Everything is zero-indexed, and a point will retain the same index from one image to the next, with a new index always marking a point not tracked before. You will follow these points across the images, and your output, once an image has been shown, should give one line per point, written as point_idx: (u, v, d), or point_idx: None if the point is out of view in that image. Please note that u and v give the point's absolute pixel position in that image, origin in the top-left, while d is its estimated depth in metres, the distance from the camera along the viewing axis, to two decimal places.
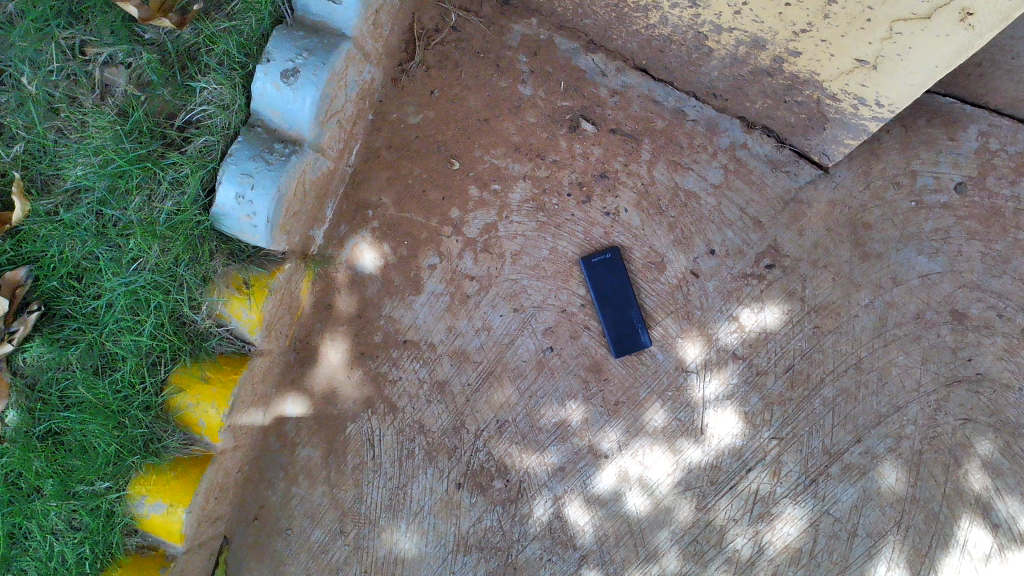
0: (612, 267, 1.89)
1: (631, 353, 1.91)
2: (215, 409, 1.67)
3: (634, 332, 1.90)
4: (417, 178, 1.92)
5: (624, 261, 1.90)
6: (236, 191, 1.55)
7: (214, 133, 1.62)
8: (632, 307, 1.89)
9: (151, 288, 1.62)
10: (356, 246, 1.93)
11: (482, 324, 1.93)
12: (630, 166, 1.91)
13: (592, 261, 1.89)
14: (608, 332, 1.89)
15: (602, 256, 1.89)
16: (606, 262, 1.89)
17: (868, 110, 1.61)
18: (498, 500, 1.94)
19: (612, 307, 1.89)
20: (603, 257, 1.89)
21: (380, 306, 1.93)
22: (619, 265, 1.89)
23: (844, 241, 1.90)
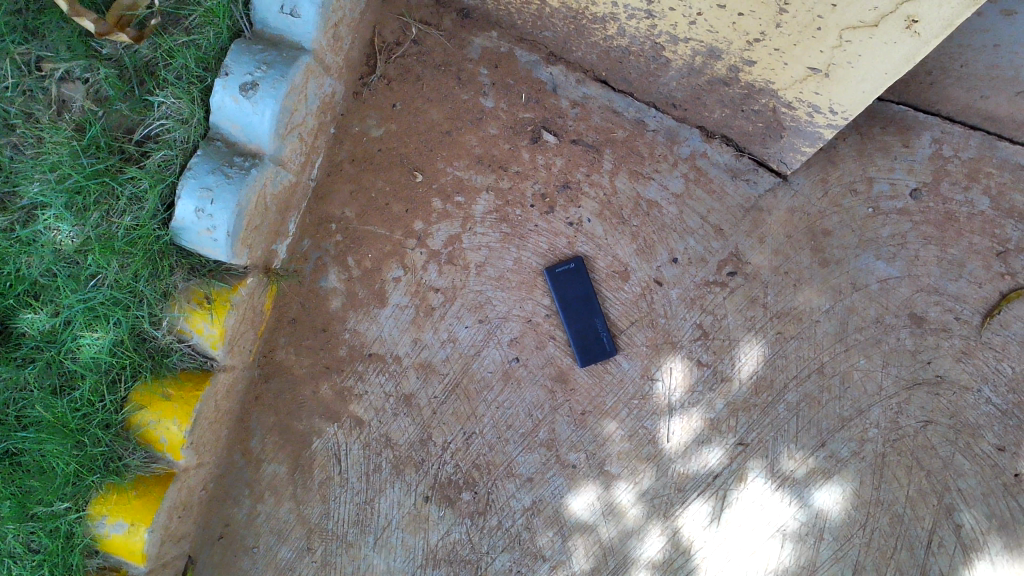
0: (576, 276, 1.90)
1: (597, 362, 1.92)
2: (177, 426, 1.65)
3: (599, 341, 1.91)
4: (380, 191, 1.92)
5: (588, 271, 1.91)
6: (195, 206, 1.54)
7: (173, 148, 1.60)
8: (597, 316, 1.90)
9: (109, 304, 1.60)
10: (320, 259, 1.92)
11: (448, 336, 1.93)
12: (592, 177, 1.92)
13: (556, 271, 1.90)
14: (574, 341, 1.90)
15: (565, 265, 1.90)
16: (570, 272, 1.90)
17: (822, 117, 1.64)
18: (466, 512, 1.93)
19: (577, 316, 1.90)
20: (566, 267, 1.90)
21: (345, 320, 1.93)
22: (583, 274, 1.90)
23: (804, 247, 1.93)
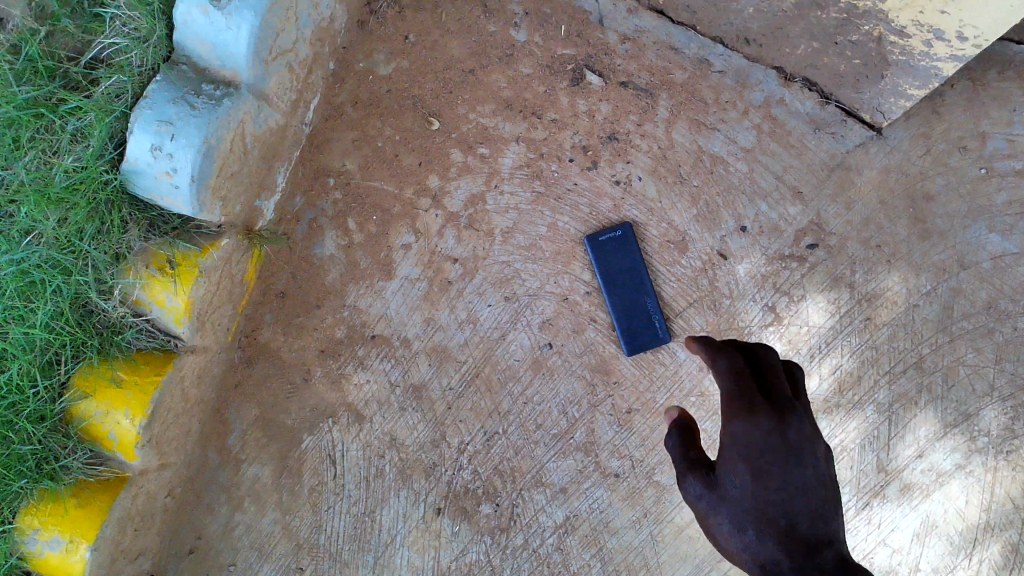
0: (623, 246, 1.57)
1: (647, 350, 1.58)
2: (129, 419, 1.34)
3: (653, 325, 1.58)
4: (388, 140, 1.59)
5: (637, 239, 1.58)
6: (152, 142, 1.21)
7: (126, 74, 1.27)
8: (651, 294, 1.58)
9: (47, 268, 1.28)
10: (315, 221, 1.59)
11: (467, 316, 1.60)
12: (644, 127, 1.58)
13: (598, 238, 1.57)
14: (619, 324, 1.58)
15: (610, 232, 1.57)
16: (615, 239, 1.57)
17: (944, 45, 1.30)
18: (486, 528, 1.61)
19: (625, 294, 1.57)
20: (611, 234, 1.57)
21: (344, 295, 1.60)
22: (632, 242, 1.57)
23: (901, 216, 1.58)
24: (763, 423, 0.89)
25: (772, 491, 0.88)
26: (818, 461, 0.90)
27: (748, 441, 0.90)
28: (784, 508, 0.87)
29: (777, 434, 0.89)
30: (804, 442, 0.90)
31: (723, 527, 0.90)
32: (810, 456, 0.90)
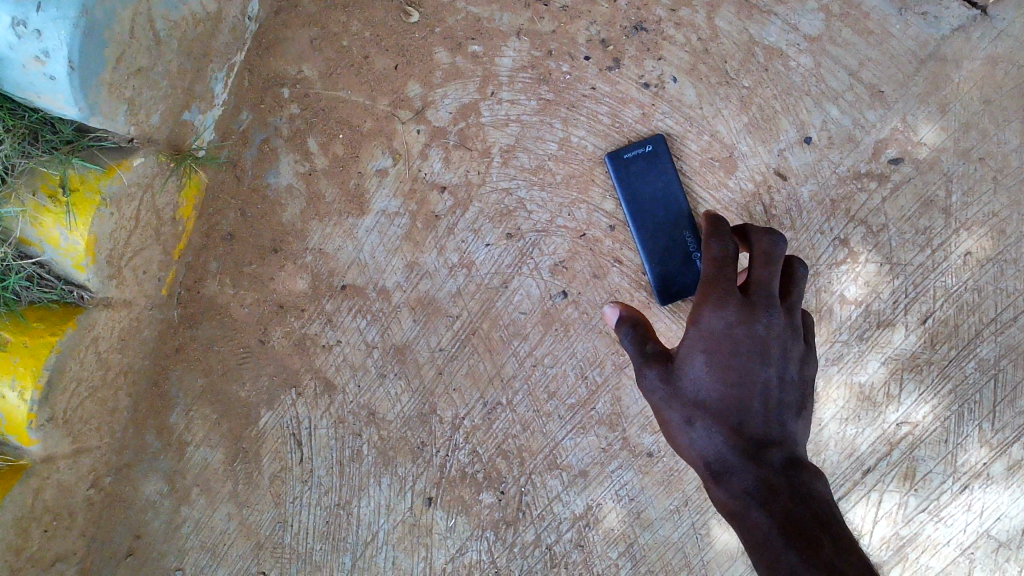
0: (656, 166, 1.24)
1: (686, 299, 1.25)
2: (16, 393, 1.06)
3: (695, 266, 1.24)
4: (356, 37, 1.26)
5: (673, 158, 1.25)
6: (13, 13, 0.87)
7: None
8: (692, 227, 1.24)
9: None
10: (267, 143, 1.27)
11: (459, 259, 1.28)
12: (680, 12, 1.24)
13: (624, 156, 1.24)
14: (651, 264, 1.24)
15: (639, 148, 1.24)
16: (646, 157, 1.24)
17: None
18: (488, 522, 1.30)
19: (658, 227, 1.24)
20: (641, 150, 1.24)
21: (305, 235, 1.28)
22: (667, 160, 1.24)
23: (1012, 119, 1.24)
24: (730, 312, 0.89)
25: (729, 387, 0.89)
26: (782, 363, 0.90)
27: (711, 335, 0.90)
28: (740, 413, 0.88)
29: (744, 333, 0.89)
30: (770, 340, 0.90)
31: (672, 418, 0.91)
32: (775, 356, 0.90)
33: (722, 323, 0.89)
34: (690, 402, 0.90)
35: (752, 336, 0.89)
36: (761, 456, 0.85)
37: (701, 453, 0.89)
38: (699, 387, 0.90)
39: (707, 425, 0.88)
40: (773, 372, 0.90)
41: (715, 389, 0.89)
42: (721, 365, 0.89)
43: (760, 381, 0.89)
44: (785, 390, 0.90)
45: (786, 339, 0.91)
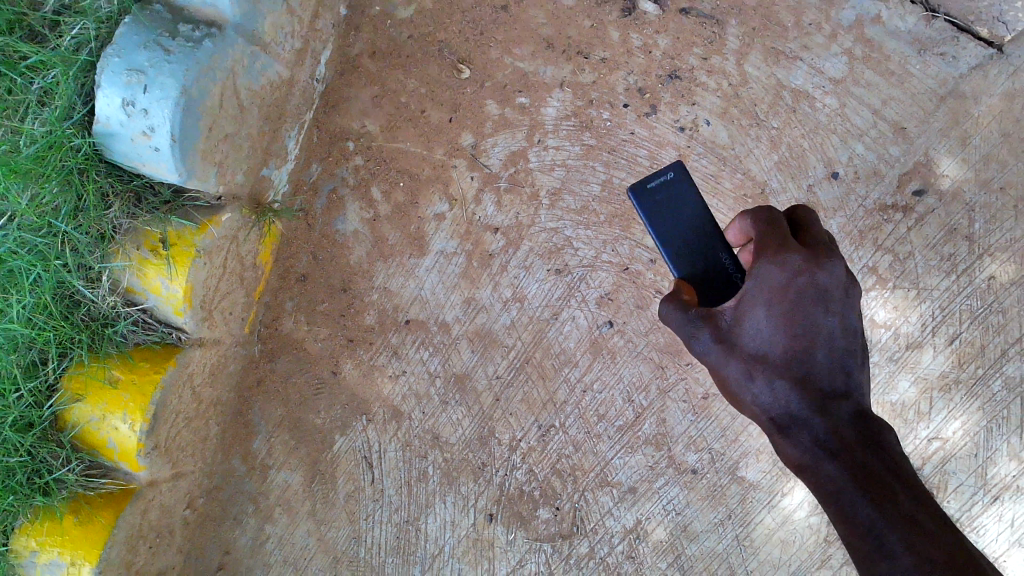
0: (682, 195, 1.03)
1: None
2: (128, 424, 1.17)
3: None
4: (413, 93, 1.38)
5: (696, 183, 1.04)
6: (123, 97, 1.02)
7: (93, 19, 1.07)
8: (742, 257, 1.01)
9: (20, 252, 1.11)
10: (335, 193, 1.40)
11: (513, 294, 1.39)
12: (711, 61, 1.34)
13: (645, 191, 1.03)
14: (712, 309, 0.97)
15: (658, 180, 1.03)
16: (667, 189, 1.03)
17: None
18: (545, 536, 1.40)
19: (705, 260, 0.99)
20: (661, 185, 1.03)
21: (372, 275, 1.40)
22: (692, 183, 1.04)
23: None
24: (791, 260, 0.83)
25: (793, 341, 0.84)
26: (845, 309, 0.86)
27: (776, 287, 0.84)
28: (804, 366, 0.84)
29: (807, 281, 0.83)
30: (834, 288, 0.84)
31: (732, 373, 0.86)
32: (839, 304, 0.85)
33: (771, 276, 0.83)
34: (746, 352, 0.85)
35: (810, 289, 0.84)
36: (827, 405, 0.83)
37: (767, 408, 0.85)
38: (757, 336, 0.85)
39: (766, 375, 0.84)
40: (832, 317, 0.85)
41: (779, 342, 0.84)
42: (772, 314, 0.84)
43: (823, 331, 0.85)
44: (852, 337, 0.86)
45: (849, 287, 0.86)
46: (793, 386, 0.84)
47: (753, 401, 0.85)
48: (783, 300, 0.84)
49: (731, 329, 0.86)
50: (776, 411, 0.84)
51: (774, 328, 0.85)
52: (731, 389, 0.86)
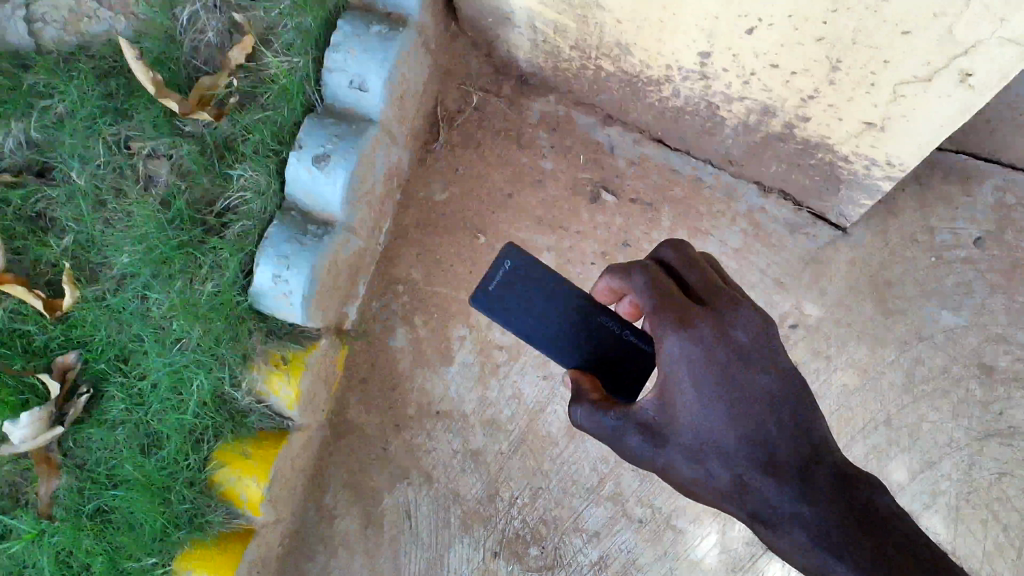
0: (524, 273, 1.38)
1: (628, 370, 1.33)
2: (256, 483, 1.74)
3: (612, 333, 1.35)
4: (445, 252, 1.98)
5: (533, 258, 1.39)
6: (273, 272, 1.61)
7: (251, 218, 1.68)
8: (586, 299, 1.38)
9: (193, 366, 1.68)
10: (388, 320, 1.98)
11: (513, 392, 1.97)
12: (651, 234, 1.94)
13: (488, 288, 1.38)
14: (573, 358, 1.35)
15: (498, 269, 1.38)
16: (510, 274, 1.39)
17: (880, 170, 1.62)
18: (535, 567, 1.95)
19: (558, 317, 1.37)
20: (499, 275, 1.38)
21: (413, 378, 1.98)
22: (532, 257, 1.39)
23: (867, 298, 1.92)
24: (700, 329, 1.16)
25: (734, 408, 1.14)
26: None
27: (695, 360, 1.15)
28: None
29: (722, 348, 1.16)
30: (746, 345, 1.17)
31: (691, 470, 1.15)
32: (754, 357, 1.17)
33: (686, 351, 1.15)
34: (692, 436, 1.15)
35: (716, 350, 1.15)
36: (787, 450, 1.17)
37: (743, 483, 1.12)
38: (693, 419, 1.15)
39: (721, 461, 1.14)
40: (740, 367, 1.16)
41: (725, 415, 1.14)
42: (690, 390, 1.15)
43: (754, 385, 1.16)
44: (782, 384, 1.17)
45: (757, 335, 1.19)
46: (748, 465, 1.13)
47: (720, 480, 1.13)
48: (696, 372, 1.15)
49: (668, 426, 1.16)
50: (747, 498, 1.12)
51: (704, 408, 1.14)
52: (697, 476, 1.15)
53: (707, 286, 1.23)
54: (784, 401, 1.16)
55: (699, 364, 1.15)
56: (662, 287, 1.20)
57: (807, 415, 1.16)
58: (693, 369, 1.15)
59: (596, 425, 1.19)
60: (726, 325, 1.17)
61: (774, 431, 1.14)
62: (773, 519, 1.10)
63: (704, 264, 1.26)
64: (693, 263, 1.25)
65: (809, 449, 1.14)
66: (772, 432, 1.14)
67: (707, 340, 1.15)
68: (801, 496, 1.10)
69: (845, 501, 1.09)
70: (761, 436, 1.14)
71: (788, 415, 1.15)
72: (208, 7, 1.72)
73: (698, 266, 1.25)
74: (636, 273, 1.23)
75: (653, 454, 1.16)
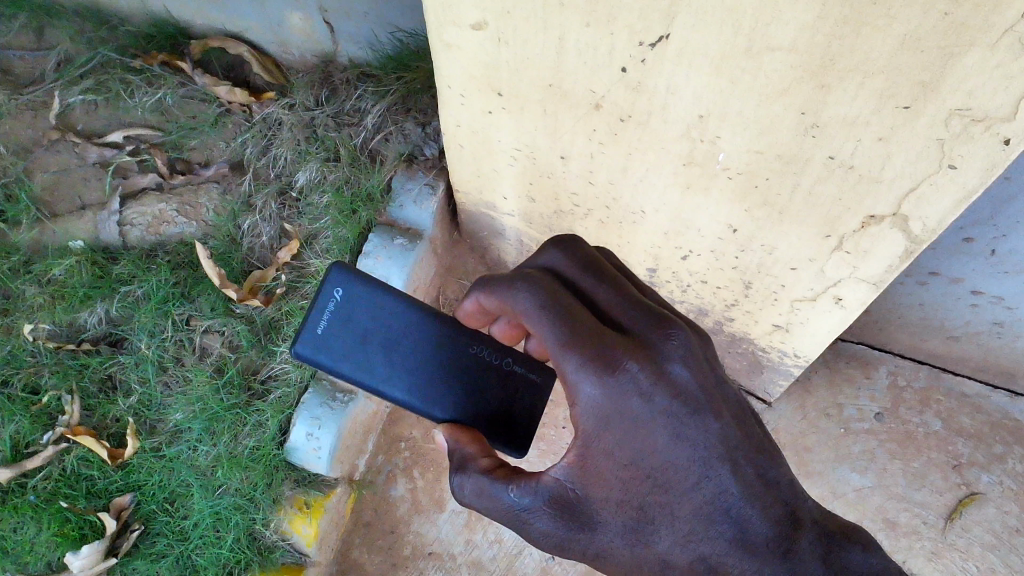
0: (352, 303, 1.48)
1: (458, 394, 1.45)
2: None
3: (440, 360, 1.47)
4: None
5: (355, 279, 1.49)
6: (307, 430, 2.00)
7: (290, 386, 2.06)
8: (416, 328, 1.49)
9: (231, 508, 2.03)
10: (391, 471, 2.35)
11: (495, 536, 2.29)
12: None
13: (316, 328, 1.47)
14: (403, 388, 1.46)
15: (329, 304, 1.48)
16: (340, 307, 1.48)
17: (791, 359, 2.06)
18: None
19: (389, 351, 1.48)
20: (327, 309, 1.48)
21: (410, 522, 2.31)
22: (360, 286, 1.49)
23: (790, 461, 2.33)
24: (625, 364, 1.10)
25: (672, 464, 1.12)
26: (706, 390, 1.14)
27: (616, 407, 1.11)
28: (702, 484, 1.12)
29: (648, 393, 1.11)
30: (681, 387, 1.12)
31: (629, 542, 1.15)
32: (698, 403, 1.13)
33: (606, 395, 1.10)
34: (627, 504, 1.14)
35: (653, 395, 1.11)
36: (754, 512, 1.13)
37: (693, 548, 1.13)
38: (625, 484, 1.14)
39: (667, 526, 1.13)
40: (683, 416, 1.12)
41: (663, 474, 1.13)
42: (624, 454, 1.13)
43: (698, 438, 1.12)
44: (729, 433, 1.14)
45: (691, 370, 1.13)
46: (715, 546, 1.12)
47: (682, 560, 1.13)
48: (626, 424, 1.12)
49: (593, 494, 1.15)
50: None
51: (641, 474, 1.13)
52: (652, 555, 1.14)
53: (620, 302, 1.17)
54: (740, 453, 1.14)
55: (629, 414, 1.11)
56: (556, 302, 1.14)
57: (776, 479, 1.15)
58: (620, 420, 1.11)
59: (494, 504, 1.18)
60: (660, 359, 1.12)
61: (727, 485, 1.12)
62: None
63: (612, 278, 1.21)
64: (604, 279, 1.20)
65: (789, 522, 1.13)
66: (740, 501, 1.12)
67: (638, 378, 1.11)
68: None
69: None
70: (723, 502, 1.12)
71: (749, 471, 1.14)
72: (264, 218, 2.17)
73: (606, 280, 1.20)
74: (523, 289, 1.17)
75: (582, 535, 1.16)
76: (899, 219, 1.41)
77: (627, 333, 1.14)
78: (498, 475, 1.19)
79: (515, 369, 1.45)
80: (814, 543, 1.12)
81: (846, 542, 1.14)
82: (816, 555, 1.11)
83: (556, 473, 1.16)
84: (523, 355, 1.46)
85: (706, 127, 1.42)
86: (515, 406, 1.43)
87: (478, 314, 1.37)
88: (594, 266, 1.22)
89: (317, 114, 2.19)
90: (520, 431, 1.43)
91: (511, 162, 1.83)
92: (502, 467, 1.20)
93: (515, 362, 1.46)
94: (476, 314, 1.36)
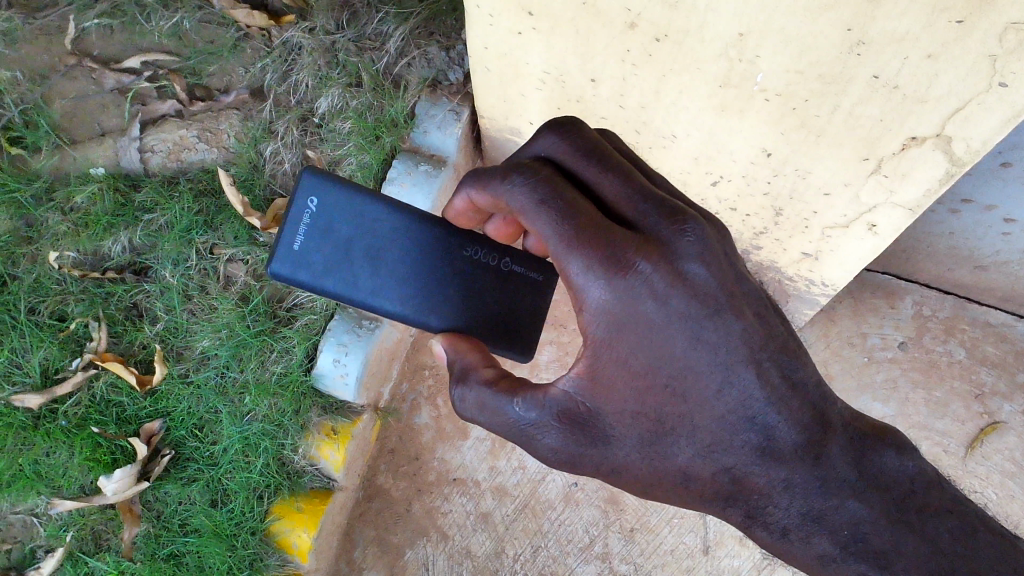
0: (330, 211, 1.45)
1: (452, 302, 1.48)
2: (307, 533, 2.07)
3: (427, 265, 1.48)
4: None
5: (329, 182, 1.45)
6: (334, 357, 2.02)
7: (316, 313, 2.06)
8: (398, 234, 1.48)
9: (259, 434, 2.05)
10: (415, 399, 2.37)
11: (519, 463, 2.32)
12: None
13: (293, 244, 1.43)
14: (396, 300, 1.46)
15: (304, 215, 1.44)
16: (315, 218, 1.45)
17: (817, 288, 2.05)
18: None
19: (373, 260, 1.47)
20: (304, 221, 1.44)
21: (434, 449, 2.34)
22: (331, 193, 1.45)
23: None
24: (639, 267, 1.09)
25: (697, 371, 1.13)
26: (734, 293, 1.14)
27: (628, 311, 1.11)
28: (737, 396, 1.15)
29: (663, 296, 1.11)
30: (698, 287, 1.12)
31: (655, 458, 1.17)
32: (721, 303, 1.13)
33: (617, 298, 1.10)
34: (642, 416, 1.15)
35: (669, 297, 1.11)
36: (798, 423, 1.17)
37: (722, 456, 1.16)
38: (639, 394, 1.15)
39: (689, 439, 1.16)
40: (702, 318, 1.12)
41: (690, 381, 1.14)
42: (638, 361, 1.13)
43: (722, 341, 1.13)
44: (755, 342, 1.14)
45: (709, 269, 1.12)
46: (741, 458, 1.16)
47: (706, 472, 1.17)
48: (638, 330, 1.12)
49: (605, 406, 1.15)
50: (745, 498, 1.19)
51: (659, 383, 1.14)
52: (673, 468, 1.17)
53: (626, 191, 1.11)
54: (766, 357, 1.15)
55: (641, 319, 1.11)
56: (556, 196, 1.08)
57: (806, 383, 1.18)
58: (633, 324, 1.12)
59: (498, 418, 1.17)
60: (673, 257, 1.10)
61: (755, 393, 1.15)
62: (805, 529, 1.19)
63: (614, 159, 1.14)
64: (606, 163, 1.13)
65: (822, 428, 1.18)
66: (767, 407, 1.15)
67: (650, 279, 1.10)
68: (821, 493, 1.18)
69: (881, 494, 1.19)
70: (751, 411, 1.15)
71: (776, 376, 1.16)
72: (287, 145, 2.14)
73: (609, 165, 1.13)
74: (519, 182, 1.10)
75: (595, 449, 1.16)
76: (942, 139, 1.38)
77: (639, 230, 1.11)
78: (499, 388, 1.17)
79: (516, 268, 1.51)
80: (847, 447, 1.20)
81: (880, 446, 1.22)
82: (849, 458, 1.19)
83: (564, 385, 1.16)
84: (522, 254, 1.51)
85: (746, 46, 1.38)
86: (517, 308, 1.50)
87: (470, 211, 1.31)
88: (594, 146, 1.14)
89: (338, 39, 2.15)
90: (527, 337, 1.51)
91: (538, 85, 1.80)
92: (504, 378, 1.19)
93: (514, 263, 1.51)
94: (466, 211, 1.31)
